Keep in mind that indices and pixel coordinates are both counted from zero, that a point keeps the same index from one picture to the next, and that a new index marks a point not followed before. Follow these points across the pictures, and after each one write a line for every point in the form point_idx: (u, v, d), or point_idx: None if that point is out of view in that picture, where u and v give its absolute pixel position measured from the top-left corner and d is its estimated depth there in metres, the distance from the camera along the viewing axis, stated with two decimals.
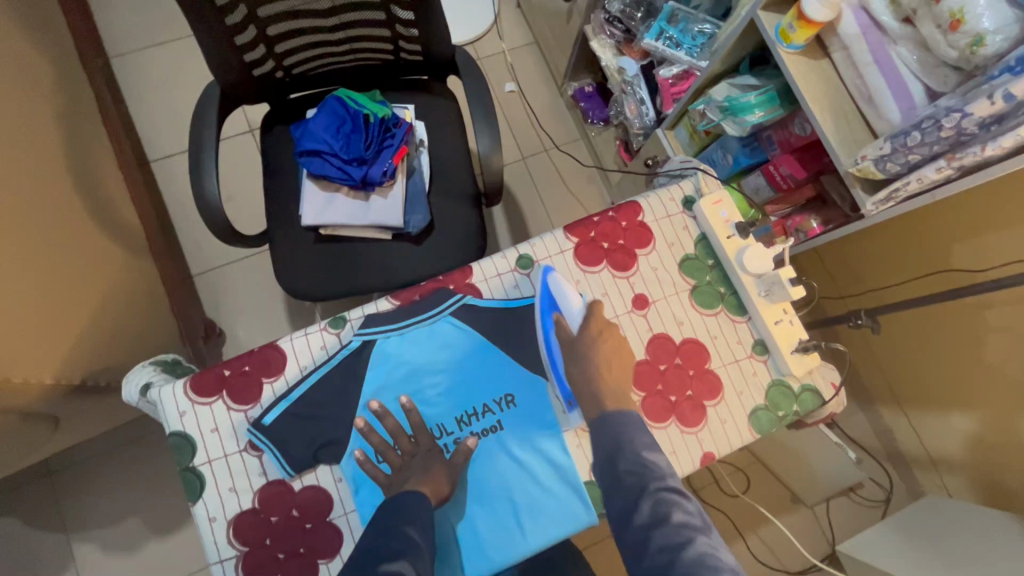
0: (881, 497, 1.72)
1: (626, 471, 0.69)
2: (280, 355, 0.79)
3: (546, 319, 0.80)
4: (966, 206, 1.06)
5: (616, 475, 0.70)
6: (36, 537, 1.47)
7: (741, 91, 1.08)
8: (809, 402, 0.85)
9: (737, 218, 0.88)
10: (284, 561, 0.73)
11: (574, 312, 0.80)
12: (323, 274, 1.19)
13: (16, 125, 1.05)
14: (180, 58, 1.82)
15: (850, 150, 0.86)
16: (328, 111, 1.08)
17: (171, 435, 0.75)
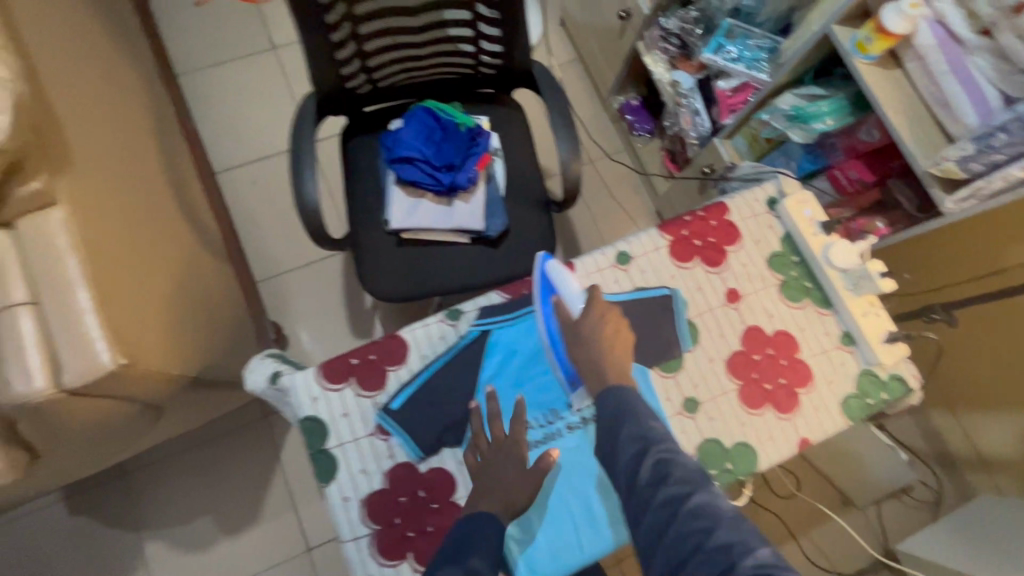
0: (930, 499, 1.72)
1: (655, 483, 0.65)
2: (402, 345, 0.84)
3: (545, 303, 0.81)
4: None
5: (644, 490, 0.65)
6: (111, 535, 1.52)
7: (807, 100, 1.14)
8: (898, 390, 0.89)
9: (821, 217, 0.93)
10: (413, 539, 0.78)
11: (574, 297, 0.80)
12: (402, 274, 1.23)
13: (129, 136, 1.12)
14: (242, 74, 1.90)
15: (927, 152, 0.92)
16: (419, 122, 1.17)
17: (304, 419, 0.80)
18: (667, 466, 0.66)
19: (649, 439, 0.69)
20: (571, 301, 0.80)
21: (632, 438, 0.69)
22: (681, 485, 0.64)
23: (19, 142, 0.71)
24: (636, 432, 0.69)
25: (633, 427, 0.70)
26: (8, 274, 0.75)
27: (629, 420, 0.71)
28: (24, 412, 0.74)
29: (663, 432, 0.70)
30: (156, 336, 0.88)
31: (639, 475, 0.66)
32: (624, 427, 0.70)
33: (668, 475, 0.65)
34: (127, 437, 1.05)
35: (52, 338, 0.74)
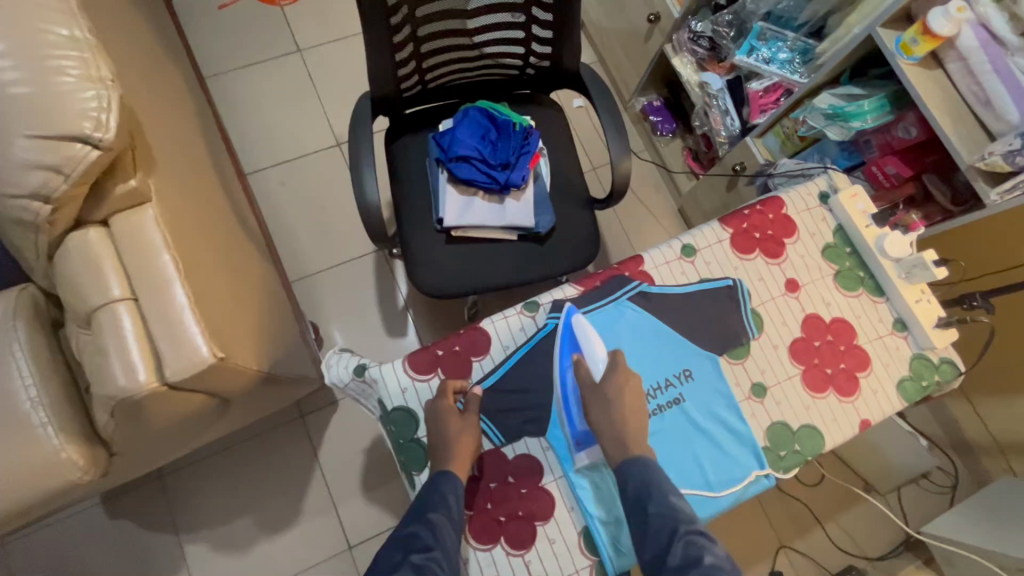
0: (949, 484, 1.74)
1: (685, 567, 0.66)
2: (485, 336, 0.88)
3: (565, 359, 0.84)
4: None
5: (673, 573, 0.67)
6: (150, 537, 1.50)
7: (844, 99, 1.19)
8: (948, 373, 0.94)
9: (872, 210, 0.98)
10: (505, 524, 0.81)
11: (597, 359, 0.82)
12: (453, 272, 1.24)
13: (188, 137, 1.13)
14: (269, 76, 1.89)
15: (971, 148, 0.98)
16: (473, 121, 1.21)
17: (394, 409, 0.83)
18: (697, 548, 0.67)
19: (679, 519, 0.71)
20: (592, 360, 0.82)
21: (661, 517, 0.71)
22: (713, 574, 0.65)
23: (122, 141, 0.73)
24: (664, 509, 0.71)
25: (661, 504, 0.72)
26: (109, 270, 0.76)
27: (656, 495, 0.73)
28: (124, 406, 0.75)
29: (690, 513, 0.72)
30: (238, 332, 0.89)
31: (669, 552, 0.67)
32: (652, 503, 0.72)
33: (699, 559, 0.66)
34: (191, 434, 1.05)
35: (152, 333, 0.75)
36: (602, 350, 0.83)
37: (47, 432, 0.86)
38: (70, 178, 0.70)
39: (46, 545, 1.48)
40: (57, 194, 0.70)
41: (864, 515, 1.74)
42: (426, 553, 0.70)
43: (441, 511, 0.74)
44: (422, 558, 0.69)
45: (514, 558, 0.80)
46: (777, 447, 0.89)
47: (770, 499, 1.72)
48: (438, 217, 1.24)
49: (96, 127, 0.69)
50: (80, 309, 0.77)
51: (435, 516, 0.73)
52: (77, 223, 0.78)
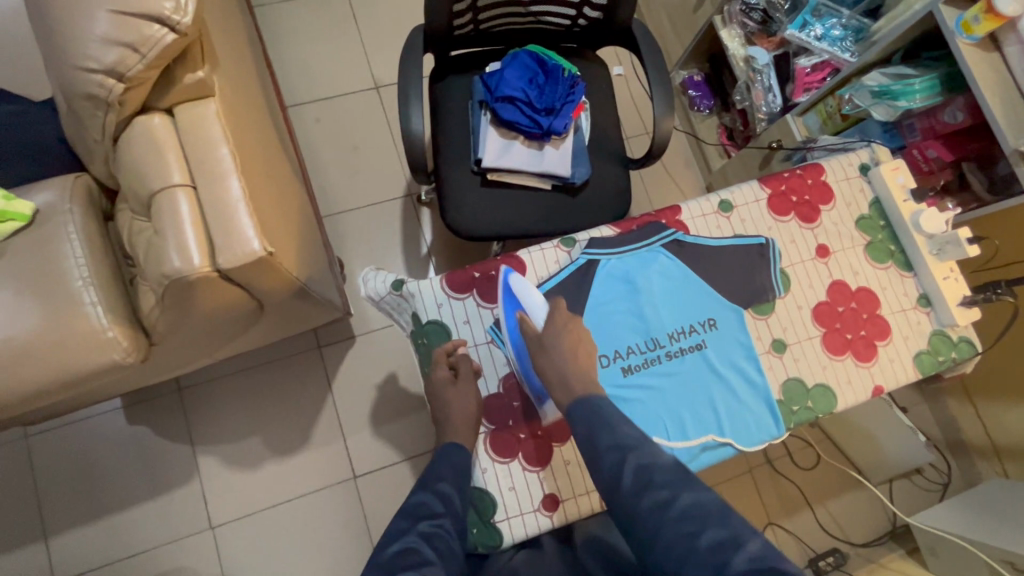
0: (941, 481, 1.74)
1: (639, 488, 0.63)
2: (521, 264, 0.92)
3: (509, 319, 0.85)
4: None
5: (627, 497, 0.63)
6: (165, 445, 1.56)
7: (893, 79, 1.19)
8: (965, 351, 0.97)
9: (912, 185, 0.99)
10: (524, 441, 0.86)
11: (536, 310, 0.83)
12: (484, 214, 1.26)
13: (242, 52, 1.15)
14: (317, 12, 1.89)
15: (1018, 132, 0.98)
16: (522, 65, 1.23)
17: (428, 322, 0.88)
18: (648, 471, 0.64)
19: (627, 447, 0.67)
20: (534, 313, 0.83)
21: None
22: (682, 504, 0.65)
23: (195, 29, 0.75)
24: (614, 442, 0.69)
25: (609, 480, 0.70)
26: (170, 158, 0.79)
27: (601, 427, 0.71)
28: (176, 288, 0.79)
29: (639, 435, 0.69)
30: (281, 236, 0.92)
31: None
32: None
33: (651, 479, 0.64)
34: (222, 338, 1.08)
35: (207, 219, 0.78)
36: (539, 298, 0.84)
37: (96, 311, 0.90)
38: (145, 58, 0.72)
39: (69, 442, 1.54)
40: (131, 73, 0.73)
41: (856, 502, 1.76)
42: (433, 520, 0.68)
43: (447, 481, 0.74)
44: (429, 524, 0.67)
45: (530, 473, 0.85)
46: (790, 402, 0.92)
47: (765, 477, 1.76)
48: (476, 157, 1.25)
49: (175, 10, 0.71)
50: (141, 192, 0.81)
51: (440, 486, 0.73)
52: (143, 109, 0.81)
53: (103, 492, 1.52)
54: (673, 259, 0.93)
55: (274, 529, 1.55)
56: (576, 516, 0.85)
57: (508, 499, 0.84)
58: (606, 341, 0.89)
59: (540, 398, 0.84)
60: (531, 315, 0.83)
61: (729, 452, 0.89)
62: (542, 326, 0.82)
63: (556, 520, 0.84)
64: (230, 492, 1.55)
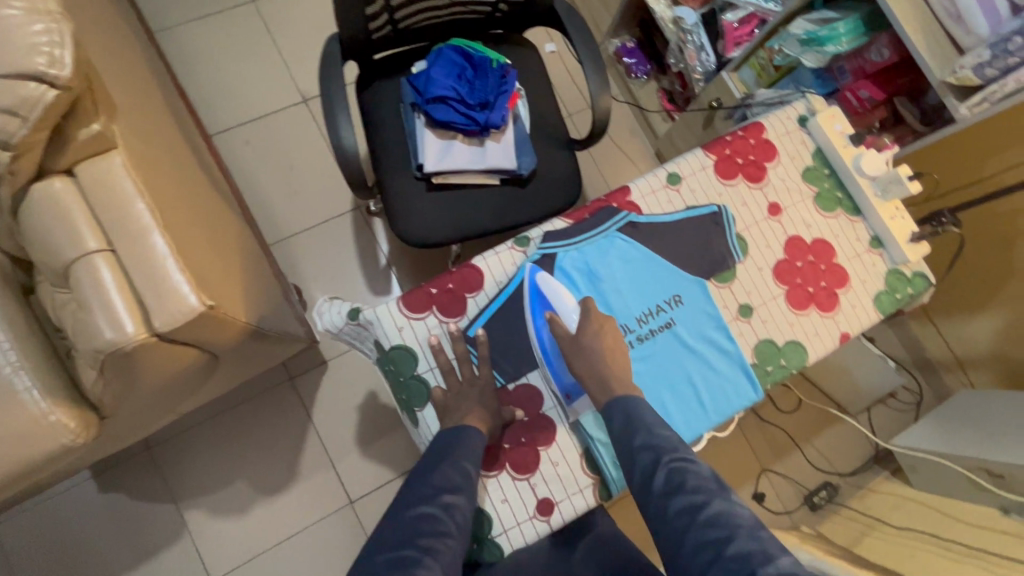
0: (913, 402, 1.81)
1: (671, 491, 0.68)
2: (477, 273, 0.88)
3: (537, 318, 0.85)
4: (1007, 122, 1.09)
5: (660, 498, 0.69)
6: (146, 507, 1.49)
7: (818, 24, 1.19)
8: (920, 285, 0.99)
9: (849, 130, 1.00)
10: (510, 451, 0.85)
11: (569, 310, 0.84)
12: (436, 220, 1.22)
13: (146, 89, 1.06)
14: (227, 29, 1.77)
15: (942, 64, 0.99)
16: (448, 60, 1.19)
17: (392, 348, 0.84)
18: (682, 473, 0.69)
19: (662, 448, 0.72)
20: (564, 314, 0.84)
21: (645, 449, 0.73)
22: (697, 494, 0.67)
23: (80, 80, 0.69)
24: (648, 441, 0.73)
25: (643, 436, 0.74)
26: (80, 222, 0.72)
27: (640, 431, 0.75)
28: (114, 360, 0.73)
29: (674, 441, 0.73)
30: (222, 283, 0.87)
31: (654, 482, 0.70)
32: (637, 436, 0.74)
33: (682, 485, 0.68)
34: (181, 395, 1.03)
35: (134, 282, 0.72)
36: (569, 297, 0.85)
37: (33, 396, 0.83)
38: (28, 121, 0.66)
39: (41, 523, 1.46)
40: (16, 139, 0.66)
41: (840, 435, 1.83)
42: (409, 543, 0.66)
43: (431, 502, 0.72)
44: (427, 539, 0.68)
45: (520, 482, 0.84)
46: (763, 363, 0.92)
47: (752, 426, 1.80)
48: (417, 162, 1.21)
49: (51, 64, 0.65)
50: (55, 263, 0.74)
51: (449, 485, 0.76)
52: (40, 174, 0.74)
53: (88, 567, 1.45)
54: (626, 238, 0.91)
55: (277, 569, 1.51)
56: (572, 517, 0.84)
57: (503, 512, 0.83)
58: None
59: (570, 396, 0.85)
60: (562, 316, 0.84)
61: (715, 425, 0.90)
62: (574, 326, 0.83)
63: (553, 524, 0.84)
64: (223, 541, 1.50)
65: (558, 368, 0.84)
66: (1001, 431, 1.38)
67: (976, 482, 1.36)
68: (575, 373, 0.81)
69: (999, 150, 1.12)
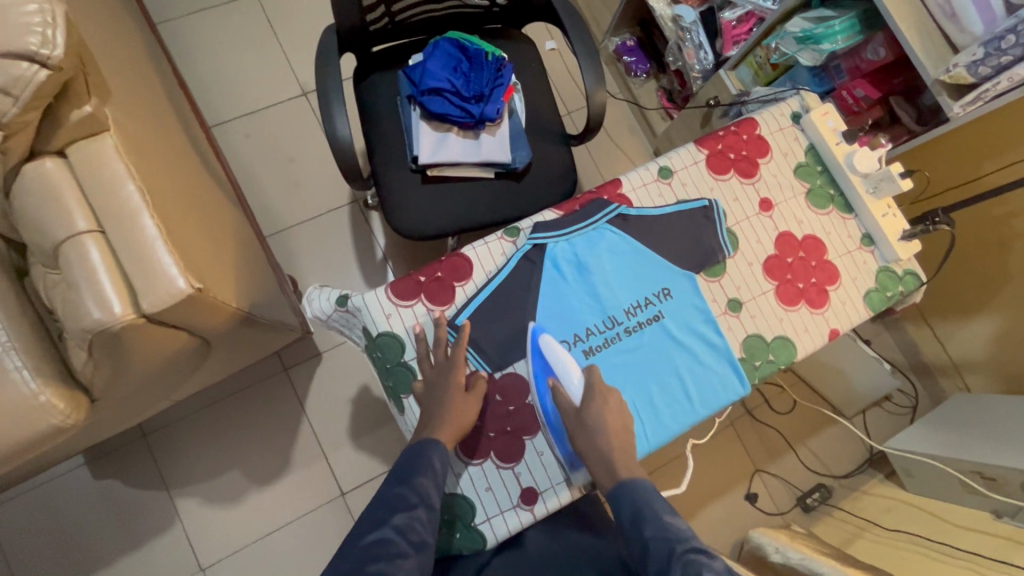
0: (909, 405, 1.81)
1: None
2: (467, 262, 0.88)
3: (542, 384, 0.83)
4: (997, 124, 1.10)
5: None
6: (138, 495, 1.50)
7: (816, 23, 1.18)
8: (911, 283, 0.99)
9: (842, 128, 1.00)
10: (494, 439, 0.85)
11: (573, 382, 0.80)
12: (431, 212, 1.23)
13: (142, 76, 1.07)
14: (229, 21, 1.79)
15: (936, 63, 0.99)
16: (444, 53, 1.19)
17: (379, 335, 0.84)
18: (696, 568, 0.65)
19: (675, 540, 0.70)
20: (569, 386, 0.81)
21: (656, 539, 0.70)
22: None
23: (73, 61, 0.69)
24: (659, 531, 0.71)
25: (655, 526, 0.72)
26: (70, 202, 0.73)
27: (649, 518, 0.73)
28: (101, 341, 0.74)
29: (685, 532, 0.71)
30: (213, 269, 0.87)
31: (669, 574, 0.66)
32: (647, 526, 0.72)
33: (698, 571, 0.64)
34: (173, 380, 1.04)
35: (123, 263, 0.73)
36: (578, 375, 0.81)
37: (23, 376, 0.83)
38: (20, 100, 0.66)
39: (35, 507, 1.47)
40: (7, 118, 0.67)
41: (834, 438, 1.82)
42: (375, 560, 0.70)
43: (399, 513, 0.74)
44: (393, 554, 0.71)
45: (505, 470, 0.84)
46: (751, 358, 0.92)
47: (746, 426, 1.80)
48: (412, 155, 1.21)
49: (42, 44, 0.65)
50: (45, 243, 0.75)
51: (424, 482, 0.76)
52: (32, 154, 0.75)
53: (80, 552, 1.46)
54: (615, 230, 0.91)
55: (267, 559, 1.51)
56: (557, 507, 0.84)
57: (486, 501, 0.83)
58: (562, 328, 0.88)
59: (573, 465, 0.84)
60: (565, 386, 0.81)
61: (701, 419, 0.90)
62: (577, 400, 0.80)
63: (537, 514, 0.84)
64: (214, 531, 1.51)
65: (561, 435, 0.83)
66: (997, 435, 1.37)
67: (969, 486, 1.35)
68: (562, 364, 0.81)
69: (989, 152, 1.13)
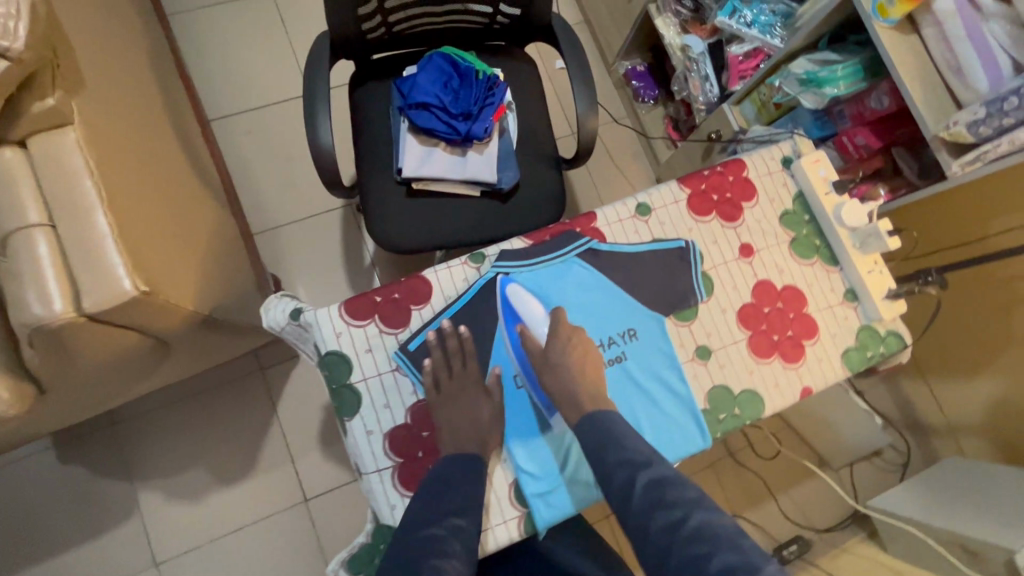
0: (900, 463, 1.75)
1: (651, 506, 0.71)
2: (426, 285, 0.86)
3: (509, 330, 0.85)
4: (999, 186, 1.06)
5: (642, 517, 0.71)
6: (102, 483, 1.49)
7: (819, 65, 1.15)
8: (893, 345, 0.95)
9: (834, 177, 0.96)
10: None
11: (537, 320, 0.84)
12: (411, 226, 1.21)
13: (131, 69, 1.07)
14: (241, 18, 1.80)
15: (938, 118, 0.95)
16: (436, 68, 1.18)
17: (327, 353, 0.82)
18: (660, 489, 0.72)
19: (637, 465, 0.74)
20: (535, 324, 0.84)
21: (621, 465, 0.74)
22: (678, 509, 0.70)
23: (36, 55, 0.69)
24: (623, 458, 0.74)
25: (619, 453, 0.75)
26: (23, 194, 0.72)
27: (613, 446, 0.76)
28: (40, 336, 0.73)
29: (647, 455, 0.75)
30: (172, 270, 0.86)
31: (633, 500, 0.72)
32: (611, 453, 0.75)
33: (663, 498, 0.71)
34: (132, 375, 1.03)
35: (69, 260, 0.72)
36: (538, 308, 0.85)
37: None
38: None
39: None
40: None
41: (817, 490, 1.76)
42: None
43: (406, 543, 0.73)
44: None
45: None
46: (716, 410, 0.88)
47: (727, 469, 1.74)
48: (397, 167, 1.20)
49: (2, 36, 0.65)
50: None
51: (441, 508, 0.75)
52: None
53: (38, 536, 1.45)
54: (584, 264, 0.89)
55: (224, 560, 1.49)
56: (493, 548, 0.81)
57: None
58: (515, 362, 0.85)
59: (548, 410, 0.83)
60: (532, 328, 0.84)
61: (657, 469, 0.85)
62: (545, 339, 0.83)
63: None
64: (174, 526, 1.49)
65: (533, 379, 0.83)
66: (985, 508, 1.30)
67: (951, 560, 1.28)
68: None
69: (988, 215, 1.10)
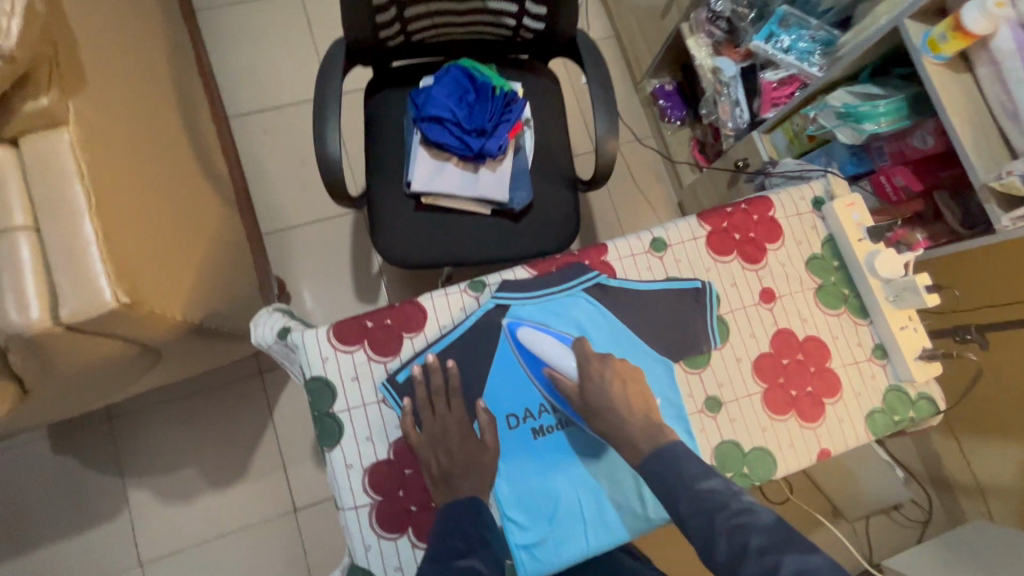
0: (920, 518, 1.64)
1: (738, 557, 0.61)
2: (421, 312, 0.82)
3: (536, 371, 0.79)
4: None
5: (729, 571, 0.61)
6: (94, 477, 1.48)
7: (860, 98, 1.08)
8: (924, 410, 0.87)
9: (868, 223, 0.89)
10: (415, 514, 0.77)
11: (560, 359, 0.77)
12: (417, 241, 1.17)
13: (143, 67, 1.05)
14: (266, 17, 1.79)
15: (988, 166, 0.88)
16: (453, 80, 1.14)
17: (311, 378, 0.78)
18: (742, 534, 0.62)
19: (715, 508, 0.65)
20: (559, 363, 0.77)
21: (694, 513, 0.65)
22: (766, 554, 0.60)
23: (28, 53, 0.66)
24: (695, 504, 0.66)
25: (689, 499, 0.66)
26: (10, 195, 0.70)
27: (683, 488, 0.67)
28: (18, 343, 0.70)
29: (722, 496, 0.66)
30: (162, 277, 0.83)
31: (717, 551, 0.63)
32: (682, 502, 0.66)
33: (748, 543, 0.61)
34: (122, 379, 1.00)
35: (51, 266, 0.69)
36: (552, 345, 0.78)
37: None
38: None
39: None
40: None
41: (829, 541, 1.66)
42: None
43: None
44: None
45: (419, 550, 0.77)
46: (724, 468, 0.82)
47: None
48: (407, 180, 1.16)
49: None
50: None
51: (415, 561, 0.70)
52: None
53: (28, 525, 1.45)
54: (592, 300, 0.83)
55: (209, 565, 1.47)
56: None
57: None
58: (519, 400, 0.80)
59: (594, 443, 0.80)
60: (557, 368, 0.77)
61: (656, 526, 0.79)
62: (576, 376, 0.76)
63: None
64: (162, 526, 1.47)
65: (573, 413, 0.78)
66: None
67: None
68: None
69: None
